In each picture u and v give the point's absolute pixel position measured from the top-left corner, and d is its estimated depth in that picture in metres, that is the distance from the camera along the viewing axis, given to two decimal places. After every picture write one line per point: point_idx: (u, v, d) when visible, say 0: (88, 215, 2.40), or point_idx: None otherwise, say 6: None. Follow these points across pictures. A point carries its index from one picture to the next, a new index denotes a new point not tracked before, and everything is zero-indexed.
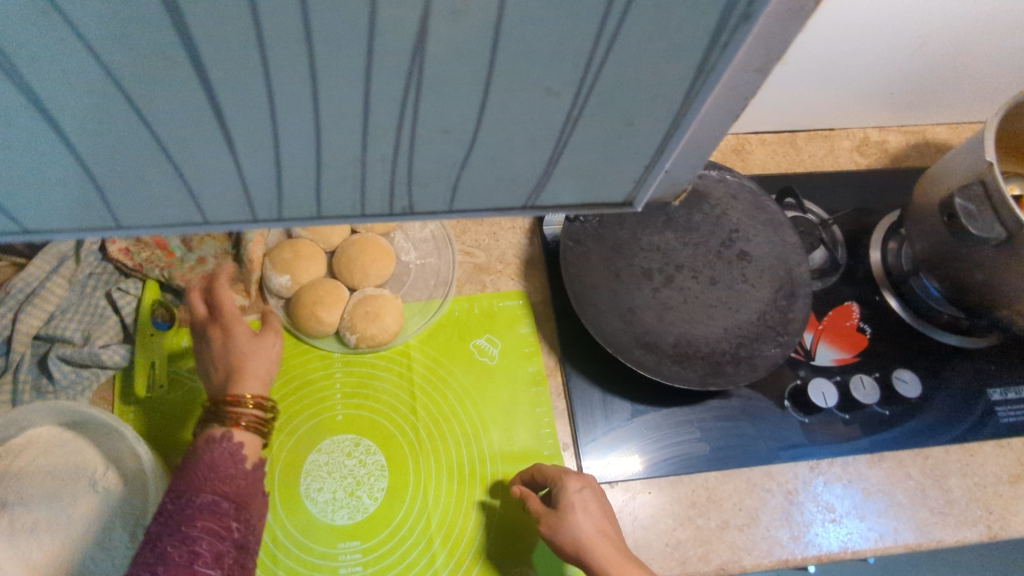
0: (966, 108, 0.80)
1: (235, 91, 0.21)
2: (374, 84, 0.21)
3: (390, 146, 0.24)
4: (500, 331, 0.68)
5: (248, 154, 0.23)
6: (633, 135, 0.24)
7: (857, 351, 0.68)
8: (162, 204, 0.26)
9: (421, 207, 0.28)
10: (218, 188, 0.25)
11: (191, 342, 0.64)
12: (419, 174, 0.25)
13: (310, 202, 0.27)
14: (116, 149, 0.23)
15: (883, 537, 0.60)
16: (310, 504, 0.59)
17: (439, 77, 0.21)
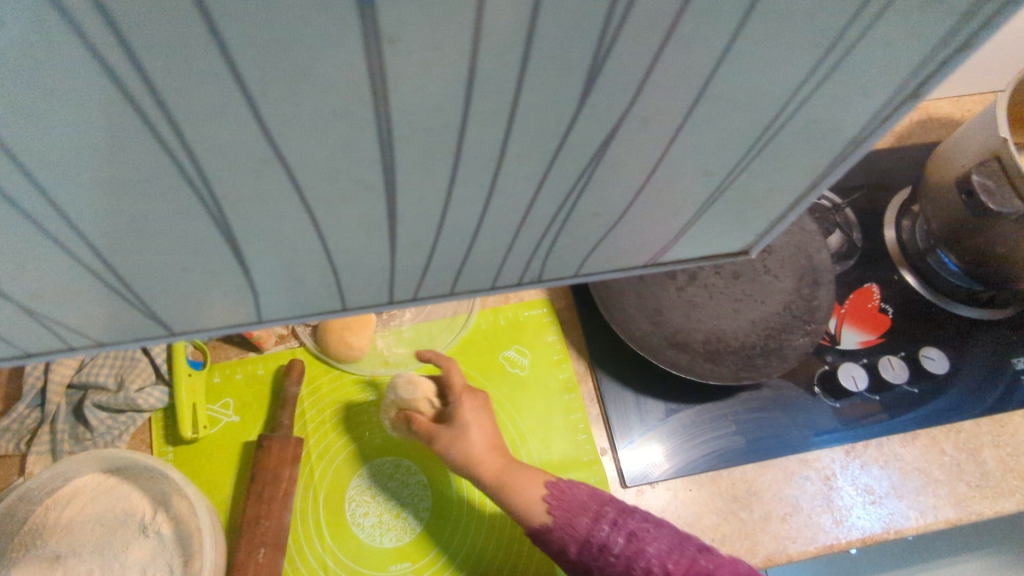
0: (964, 81, 0.81)
1: (320, 188, 0.20)
2: (458, 163, 0.21)
3: (462, 207, 0.23)
4: (527, 341, 0.68)
5: (312, 235, 0.23)
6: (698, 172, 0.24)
7: (881, 332, 0.69)
8: (219, 289, 0.25)
9: (481, 261, 0.27)
10: (274, 268, 0.25)
11: (223, 378, 0.66)
12: (483, 230, 0.25)
13: (369, 269, 0.26)
14: (177, 243, 0.22)
15: (923, 514, 0.61)
16: (357, 530, 0.60)
17: (521, 147, 0.21)
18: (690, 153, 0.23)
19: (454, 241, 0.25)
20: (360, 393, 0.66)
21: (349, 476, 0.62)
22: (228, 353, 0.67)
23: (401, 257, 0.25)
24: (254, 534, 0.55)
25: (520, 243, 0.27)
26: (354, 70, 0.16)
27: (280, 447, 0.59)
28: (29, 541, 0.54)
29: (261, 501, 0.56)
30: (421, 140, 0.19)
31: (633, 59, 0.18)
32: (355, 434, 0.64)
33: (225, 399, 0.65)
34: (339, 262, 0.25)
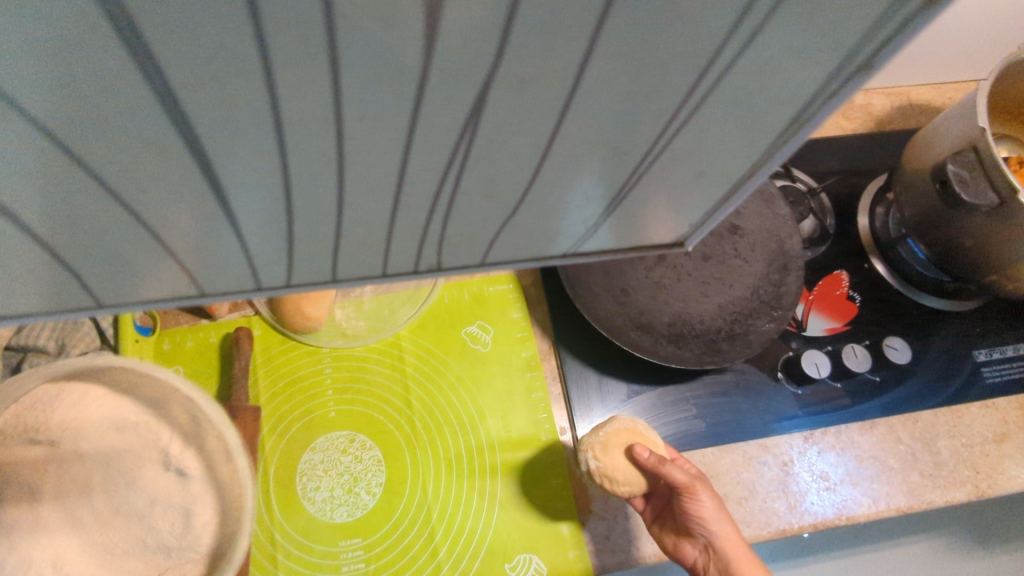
0: (947, 66, 0.79)
1: (218, 146, 0.18)
2: (375, 126, 0.19)
3: (382, 172, 0.21)
4: (491, 317, 0.67)
5: (218, 194, 0.21)
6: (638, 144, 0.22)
7: (848, 320, 0.68)
8: (123, 249, 0.23)
9: (418, 229, 0.26)
10: (183, 229, 0.23)
11: (172, 345, 0.63)
12: (408, 198, 0.23)
13: (290, 234, 0.24)
14: (63, 202, 0.20)
15: (876, 502, 0.61)
16: (308, 504, 0.59)
17: (444, 114, 0.19)
18: (637, 129, 0.22)
19: (380, 211, 0.23)
20: (316, 365, 0.64)
21: (301, 450, 0.60)
22: (177, 320, 0.64)
23: (322, 224, 0.24)
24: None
25: (457, 215, 0.25)
26: (224, 11, 0.14)
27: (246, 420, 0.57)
28: (51, 454, 0.40)
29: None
30: (325, 98, 0.17)
31: (549, 17, 0.16)
32: (309, 406, 0.62)
33: (174, 366, 0.63)
34: (258, 225, 0.23)
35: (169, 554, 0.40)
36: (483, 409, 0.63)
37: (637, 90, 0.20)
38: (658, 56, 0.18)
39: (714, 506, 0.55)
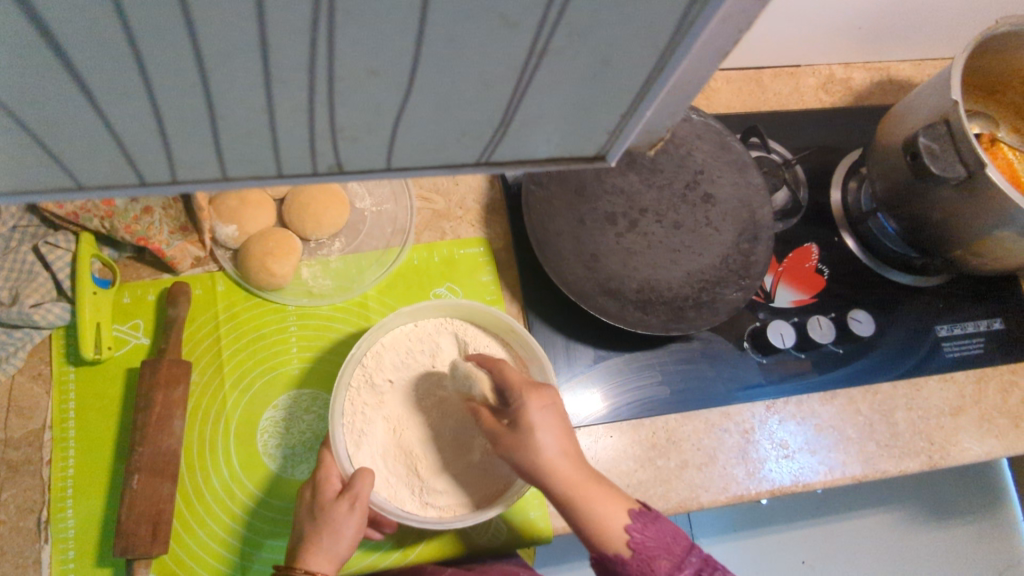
0: (929, 42, 0.79)
1: (130, 52, 0.18)
2: (297, 36, 0.18)
3: (307, 90, 0.20)
4: (461, 280, 0.66)
5: (121, 102, 0.20)
6: (580, 70, 0.20)
7: (815, 292, 0.69)
8: (43, 159, 0.22)
9: (351, 166, 0.24)
10: (96, 148, 0.22)
11: (133, 298, 0.62)
12: (343, 128, 0.22)
13: (214, 160, 0.23)
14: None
15: (832, 470, 0.63)
16: (269, 461, 0.59)
17: (372, 32, 0.18)
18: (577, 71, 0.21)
19: (312, 142, 0.22)
20: (281, 324, 0.63)
21: (263, 407, 0.60)
22: (139, 273, 0.63)
23: (245, 150, 0.23)
24: (127, 461, 0.54)
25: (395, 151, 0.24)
26: None
27: (151, 371, 0.56)
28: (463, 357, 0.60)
29: (135, 429, 0.55)
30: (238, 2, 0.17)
31: None
32: (273, 363, 0.61)
33: (134, 320, 0.61)
34: (189, 145, 0.22)
35: (415, 479, 0.55)
36: None
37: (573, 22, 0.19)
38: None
39: (556, 443, 0.47)
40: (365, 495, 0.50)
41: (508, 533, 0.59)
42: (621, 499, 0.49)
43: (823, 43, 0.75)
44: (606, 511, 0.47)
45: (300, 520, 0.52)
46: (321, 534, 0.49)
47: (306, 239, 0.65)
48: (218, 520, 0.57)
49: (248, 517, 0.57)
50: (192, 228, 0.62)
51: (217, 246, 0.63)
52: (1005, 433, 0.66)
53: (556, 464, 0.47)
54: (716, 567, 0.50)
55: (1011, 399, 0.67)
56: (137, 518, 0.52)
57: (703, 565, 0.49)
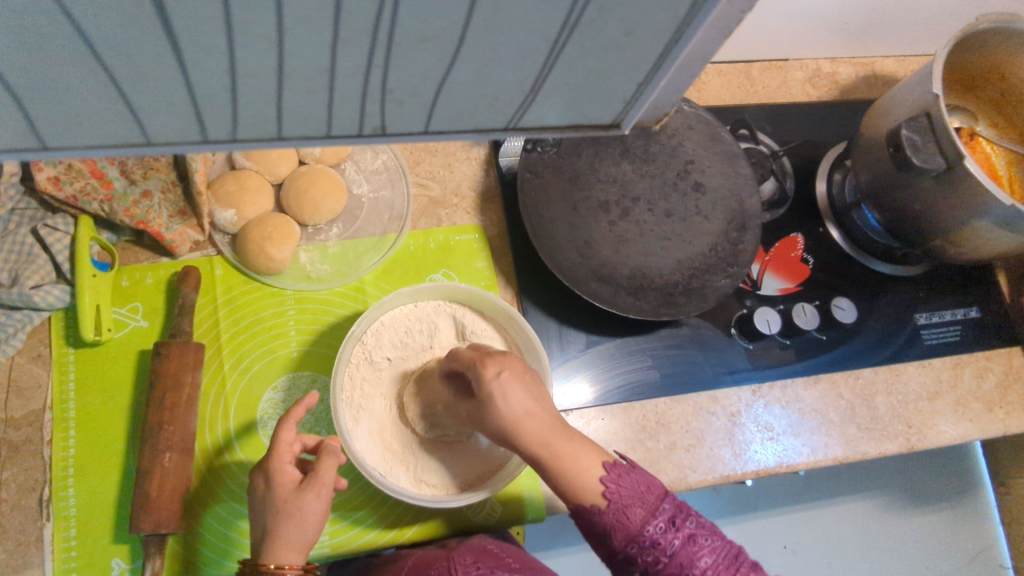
0: (912, 39, 0.81)
1: (162, 36, 0.18)
2: (323, 21, 0.19)
3: (364, 54, 0.20)
4: (456, 265, 0.67)
5: (200, 67, 0.20)
6: (602, 42, 0.22)
7: (800, 281, 0.71)
8: (99, 126, 0.22)
9: (394, 128, 0.25)
10: (166, 113, 0.22)
11: (131, 281, 0.62)
12: (394, 89, 0.22)
13: (272, 119, 0.23)
14: (56, 69, 0.19)
15: (814, 452, 0.65)
16: (268, 441, 0.60)
17: (394, 18, 0.19)
18: (584, 57, 0.22)
19: (329, 122, 0.24)
20: (279, 307, 0.64)
21: (262, 389, 0.61)
22: (138, 257, 0.63)
23: (292, 119, 0.23)
24: (158, 440, 0.54)
25: (407, 134, 0.25)
26: None
27: (179, 354, 0.57)
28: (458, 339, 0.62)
29: (163, 408, 0.55)
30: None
31: None
32: (272, 346, 0.62)
33: (133, 303, 0.62)
34: (233, 116, 0.22)
35: (409, 455, 0.57)
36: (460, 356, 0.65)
37: (581, 11, 0.20)
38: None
39: (524, 405, 0.48)
40: (327, 479, 0.50)
41: (502, 511, 0.60)
42: (597, 451, 0.50)
43: (811, 37, 0.77)
44: (581, 461, 0.49)
45: (258, 513, 0.51)
46: (285, 523, 0.49)
47: (304, 224, 0.66)
48: (215, 501, 0.58)
49: (247, 495, 0.58)
50: (190, 213, 0.62)
51: (215, 230, 0.64)
52: (979, 416, 0.68)
53: (523, 423, 0.48)
54: (691, 514, 0.51)
55: (986, 384, 0.70)
56: (166, 494, 0.53)
57: (677, 512, 0.50)
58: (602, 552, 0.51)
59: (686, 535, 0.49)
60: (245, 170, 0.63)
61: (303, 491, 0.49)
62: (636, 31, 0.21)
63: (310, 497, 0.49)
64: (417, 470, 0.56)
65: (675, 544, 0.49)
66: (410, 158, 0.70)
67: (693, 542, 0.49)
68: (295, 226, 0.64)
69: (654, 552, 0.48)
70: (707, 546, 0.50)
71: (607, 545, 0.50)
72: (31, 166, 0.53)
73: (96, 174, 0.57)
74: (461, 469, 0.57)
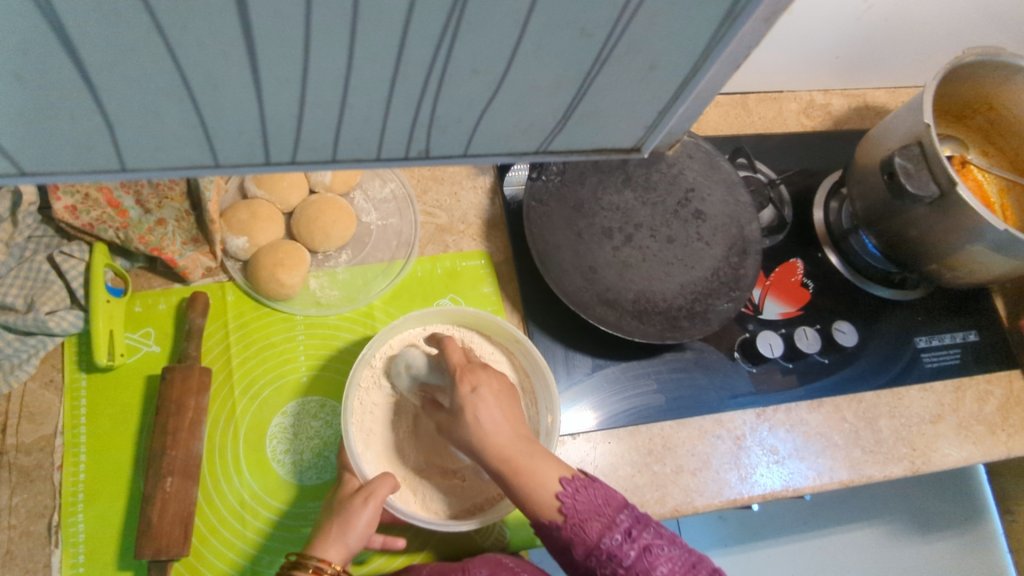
0: (902, 72, 0.85)
1: (235, 68, 0.20)
2: (384, 56, 0.21)
3: (415, 87, 0.22)
4: (463, 291, 0.69)
5: (269, 97, 0.21)
6: (632, 75, 0.23)
7: (801, 305, 0.73)
8: (170, 152, 0.23)
9: (434, 153, 0.26)
10: (231, 138, 0.23)
11: (144, 308, 0.63)
12: (437, 119, 0.24)
13: (325, 145, 0.24)
14: (137, 95, 0.20)
15: (820, 476, 0.65)
16: (278, 466, 0.60)
17: (447, 53, 0.21)
18: (606, 86, 0.24)
19: (366, 147, 0.25)
20: (289, 333, 0.65)
21: (272, 414, 0.61)
22: (151, 283, 0.65)
23: (343, 145, 0.25)
24: (161, 465, 0.55)
25: (445, 159, 0.27)
26: None
27: (183, 378, 0.58)
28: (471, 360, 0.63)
29: (166, 433, 0.56)
30: (330, 23, 0.19)
31: None
32: (281, 371, 0.63)
33: (145, 329, 0.63)
34: (287, 143, 0.24)
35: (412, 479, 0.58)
36: None
37: (613, 47, 0.22)
38: (634, 7, 0.20)
39: (494, 422, 0.50)
40: (380, 492, 0.51)
41: (510, 537, 0.61)
42: (559, 467, 0.50)
43: (805, 68, 0.79)
44: (540, 475, 0.49)
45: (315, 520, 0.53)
46: (331, 526, 0.50)
47: (314, 251, 0.67)
48: (228, 526, 0.58)
49: (256, 521, 0.58)
50: (203, 240, 0.63)
51: (228, 257, 0.65)
52: (981, 439, 0.69)
53: (488, 439, 0.49)
54: (649, 525, 0.52)
55: (986, 407, 0.71)
56: (168, 521, 0.54)
57: (634, 524, 0.51)
58: (559, 561, 0.51)
59: (643, 546, 0.50)
60: (257, 199, 0.65)
61: (360, 498, 0.51)
62: (663, 65, 0.23)
63: (366, 505, 0.50)
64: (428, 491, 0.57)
65: (632, 556, 0.49)
66: (418, 187, 0.72)
67: (649, 553, 0.50)
68: (305, 250, 0.65)
69: (612, 564, 0.49)
70: (663, 555, 0.50)
71: (568, 558, 0.50)
72: (50, 196, 0.54)
73: (112, 204, 0.58)
74: (467, 489, 0.58)
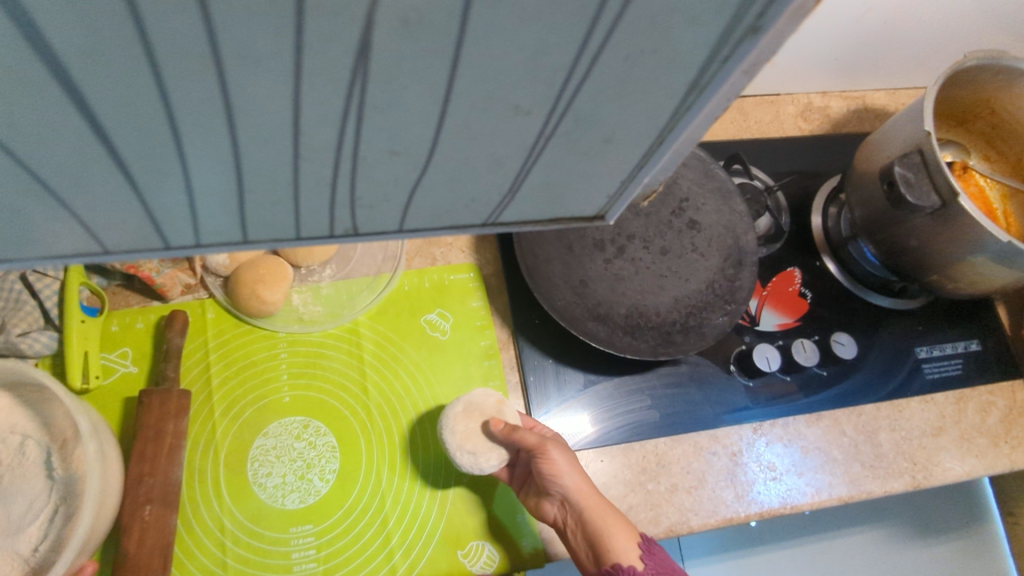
0: (903, 72, 0.82)
1: (152, 112, 0.18)
2: (317, 104, 0.19)
3: (351, 132, 0.20)
4: (451, 305, 0.67)
5: (193, 138, 0.20)
6: (601, 113, 0.22)
7: (798, 315, 0.71)
8: (88, 198, 0.22)
9: (385, 203, 0.24)
10: (158, 180, 0.21)
11: (121, 327, 0.62)
12: (384, 164, 0.22)
13: (267, 192, 0.23)
14: (42, 141, 0.19)
15: (819, 492, 0.63)
16: (259, 491, 0.58)
17: (386, 98, 0.19)
18: (589, 119, 0.22)
19: (324, 188, 0.23)
20: (272, 351, 0.63)
21: (253, 436, 0.59)
22: (128, 301, 0.63)
23: (287, 190, 0.23)
24: (137, 493, 0.53)
25: (403, 207, 0.25)
26: None
27: (161, 402, 0.55)
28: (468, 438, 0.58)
29: (145, 458, 0.54)
30: (284, 60, 0.17)
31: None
32: (263, 392, 0.61)
33: (122, 348, 0.61)
34: (224, 187, 0.22)
35: (48, 539, 0.50)
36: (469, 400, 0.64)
37: (576, 89, 0.20)
38: (598, 48, 0.19)
39: (577, 478, 0.56)
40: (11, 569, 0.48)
41: (499, 561, 0.59)
42: (629, 529, 0.56)
43: (802, 71, 0.77)
44: (616, 538, 0.55)
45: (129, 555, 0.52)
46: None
47: (297, 266, 0.65)
48: (208, 554, 0.56)
49: (234, 547, 0.56)
50: (182, 257, 0.61)
51: (208, 273, 0.63)
52: (984, 452, 0.67)
53: (581, 489, 0.56)
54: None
55: (989, 419, 0.69)
56: (145, 551, 0.52)
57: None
58: None
59: None
60: None
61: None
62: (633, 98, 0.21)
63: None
64: (14, 523, 0.50)
65: None
66: None
67: None
68: (286, 264, 0.63)
69: None
70: None
71: None
72: None
73: None
74: (99, 515, 0.50)
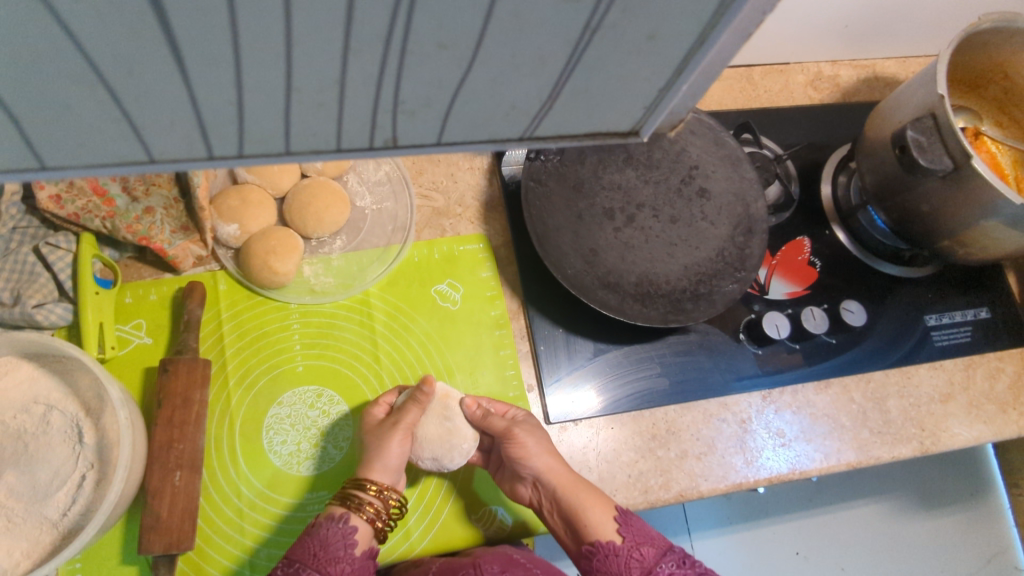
0: (914, 39, 0.81)
1: (166, 45, 0.18)
2: (336, 29, 0.19)
3: (375, 64, 0.20)
4: (461, 275, 0.67)
5: (206, 74, 0.19)
6: (625, 46, 0.21)
7: (808, 284, 0.71)
8: (99, 137, 0.21)
9: (407, 139, 0.24)
10: (165, 120, 0.21)
11: (134, 298, 0.62)
12: (406, 100, 0.22)
13: (279, 134, 0.23)
14: (51, 76, 0.19)
15: (827, 458, 0.64)
16: (273, 457, 0.59)
17: (409, 24, 0.19)
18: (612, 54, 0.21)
19: (353, 124, 0.23)
20: (284, 321, 0.63)
21: (267, 404, 0.60)
22: (141, 273, 0.63)
23: (302, 130, 0.23)
24: (168, 458, 0.54)
25: (420, 146, 0.25)
26: None
27: (187, 369, 0.56)
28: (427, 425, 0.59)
29: (172, 425, 0.54)
30: None
31: None
32: (277, 361, 0.62)
33: (136, 320, 0.61)
34: (239, 127, 0.22)
35: (73, 503, 0.51)
36: (479, 371, 0.64)
37: (604, 13, 0.20)
38: None
39: (547, 459, 0.57)
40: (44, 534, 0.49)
41: (511, 527, 0.61)
42: (606, 503, 0.57)
43: (812, 39, 0.76)
44: (591, 515, 0.56)
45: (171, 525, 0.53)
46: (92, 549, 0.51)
47: (307, 237, 0.65)
48: (226, 521, 0.57)
49: (251, 513, 0.57)
50: (193, 228, 0.61)
51: (218, 245, 0.63)
52: (992, 418, 0.68)
53: (552, 470, 0.57)
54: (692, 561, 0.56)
55: (997, 385, 0.69)
56: (176, 515, 0.53)
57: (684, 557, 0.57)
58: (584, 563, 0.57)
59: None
60: (248, 184, 0.63)
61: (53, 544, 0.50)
62: (658, 25, 0.20)
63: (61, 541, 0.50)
64: (41, 490, 0.51)
65: None
66: (413, 168, 0.70)
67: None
68: (297, 235, 0.63)
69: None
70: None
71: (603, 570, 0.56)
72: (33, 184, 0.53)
73: (97, 192, 0.55)
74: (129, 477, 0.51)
